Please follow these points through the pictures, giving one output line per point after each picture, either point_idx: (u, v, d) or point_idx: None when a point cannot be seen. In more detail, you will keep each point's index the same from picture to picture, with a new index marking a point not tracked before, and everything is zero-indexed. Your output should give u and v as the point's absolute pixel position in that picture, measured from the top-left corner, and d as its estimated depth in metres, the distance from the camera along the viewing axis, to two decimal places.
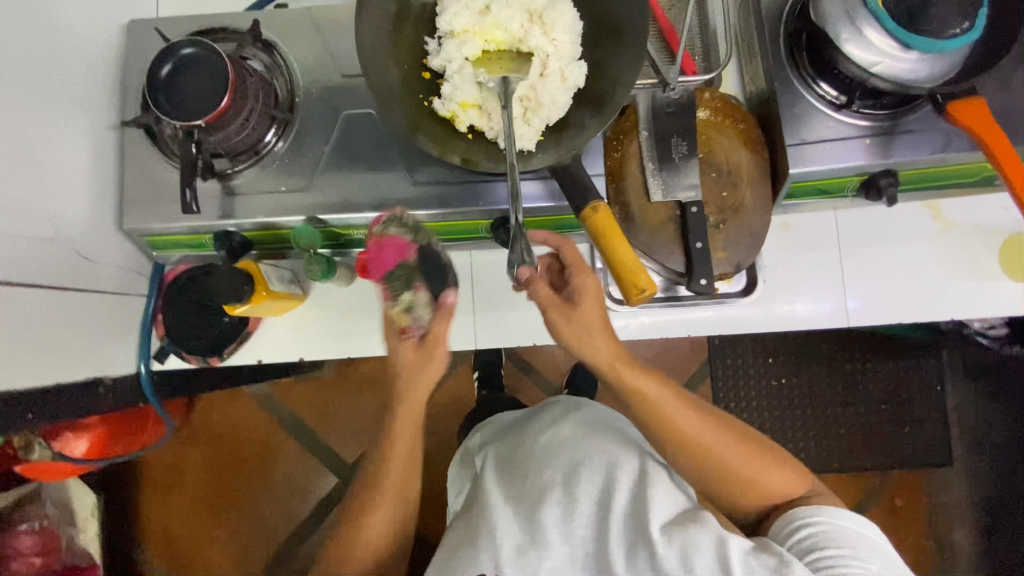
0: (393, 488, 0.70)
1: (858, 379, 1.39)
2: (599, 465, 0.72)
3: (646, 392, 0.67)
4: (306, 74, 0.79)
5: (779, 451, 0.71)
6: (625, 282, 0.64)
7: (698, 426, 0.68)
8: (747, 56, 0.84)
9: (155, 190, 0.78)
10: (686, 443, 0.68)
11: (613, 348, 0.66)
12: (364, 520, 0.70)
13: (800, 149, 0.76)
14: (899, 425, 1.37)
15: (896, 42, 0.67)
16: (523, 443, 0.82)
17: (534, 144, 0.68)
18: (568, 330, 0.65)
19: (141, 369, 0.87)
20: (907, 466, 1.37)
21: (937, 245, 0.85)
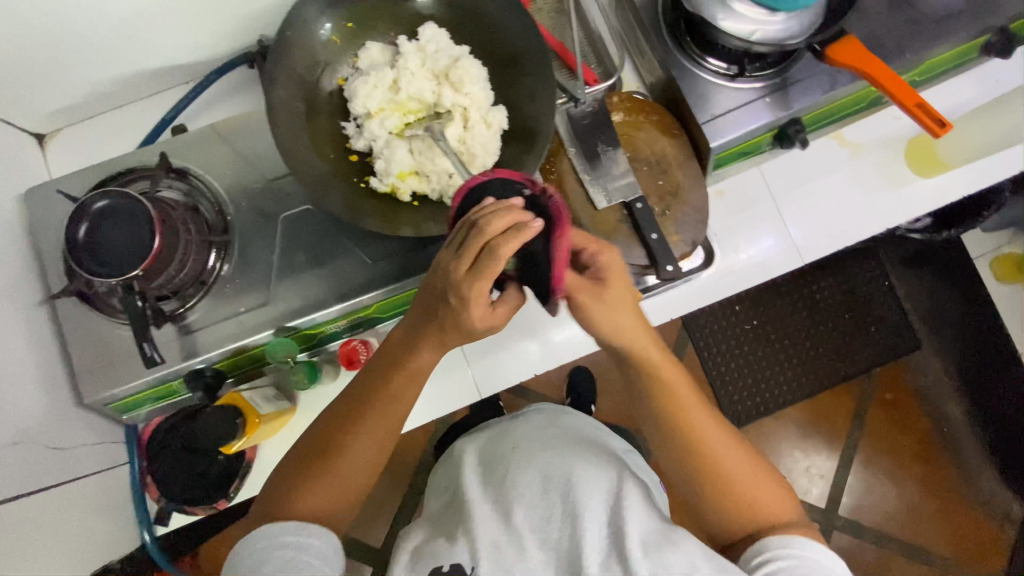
0: (356, 450, 0.61)
1: (820, 299, 1.48)
2: (578, 472, 0.69)
3: (665, 378, 0.64)
4: (230, 189, 0.77)
5: (771, 468, 0.65)
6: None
7: (706, 419, 0.64)
8: (638, 52, 0.90)
9: (107, 353, 0.73)
10: (691, 434, 0.63)
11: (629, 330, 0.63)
12: (312, 492, 0.60)
13: (714, 123, 0.81)
14: (867, 327, 1.47)
15: (764, 9, 0.73)
16: (525, 443, 0.78)
17: None
18: (599, 315, 0.60)
19: (145, 539, 0.81)
20: (887, 361, 1.46)
21: (853, 168, 0.93)
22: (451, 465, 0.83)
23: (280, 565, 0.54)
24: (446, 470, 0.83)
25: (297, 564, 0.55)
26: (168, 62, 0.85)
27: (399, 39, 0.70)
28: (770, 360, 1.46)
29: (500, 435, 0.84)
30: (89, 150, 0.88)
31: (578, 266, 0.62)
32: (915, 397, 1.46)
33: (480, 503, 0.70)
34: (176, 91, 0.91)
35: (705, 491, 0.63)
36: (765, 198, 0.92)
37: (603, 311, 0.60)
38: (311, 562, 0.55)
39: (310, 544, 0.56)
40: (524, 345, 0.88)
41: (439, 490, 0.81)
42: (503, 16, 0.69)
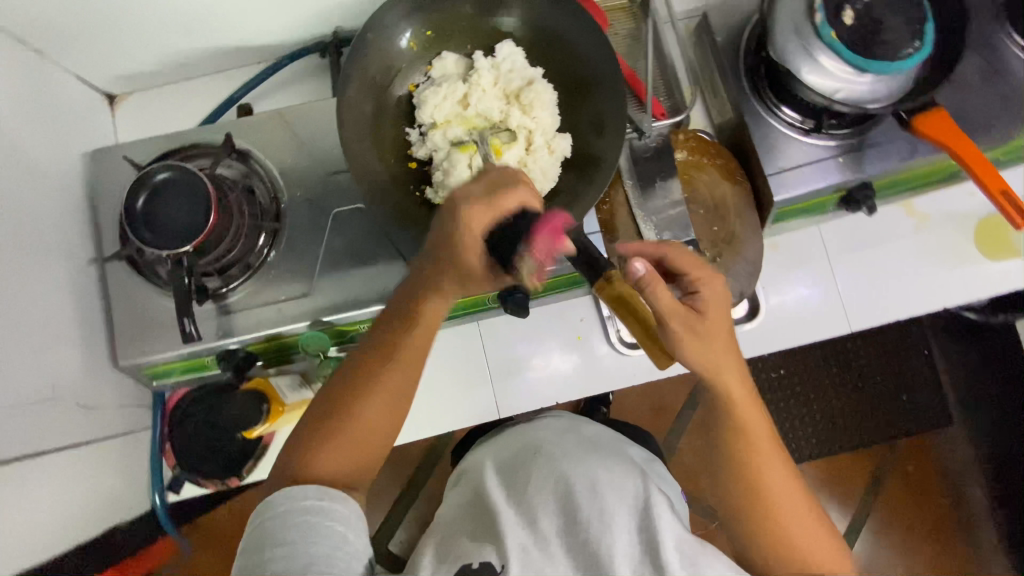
0: (379, 400, 0.59)
1: (853, 358, 1.43)
2: (602, 479, 0.69)
3: (736, 412, 0.61)
4: (286, 175, 0.78)
5: (828, 519, 0.63)
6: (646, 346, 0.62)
7: (765, 447, 0.62)
8: (711, 91, 0.87)
9: (148, 320, 0.75)
10: (746, 459, 0.61)
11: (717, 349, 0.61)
12: (337, 441, 0.58)
13: (780, 177, 0.78)
14: (898, 395, 1.41)
15: (853, 68, 0.70)
16: (554, 446, 0.76)
17: None
18: (694, 344, 0.58)
19: (154, 502, 0.81)
20: (914, 432, 1.40)
21: (916, 240, 0.89)
22: (470, 467, 0.80)
23: (304, 531, 0.52)
24: (466, 471, 0.81)
25: (320, 531, 0.53)
26: (242, 41, 0.86)
27: (475, 53, 0.69)
28: (792, 413, 1.41)
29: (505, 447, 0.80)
30: (155, 117, 0.91)
31: (681, 291, 0.62)
32: (937, 474, 1.40)
33: (506, 504, 0.69)
34: (245, 70, 0.92)
35: (755, 528, 0.60)
36: (818, 258, 0.89)
37: (685, 333, 0.58)
38: (334, 529, 0.53)
39: (332, 509, 0.54)
40: (550, 370, 0.87)
41: (461, 484, 0.80)
42: (584, 44, 0.67)
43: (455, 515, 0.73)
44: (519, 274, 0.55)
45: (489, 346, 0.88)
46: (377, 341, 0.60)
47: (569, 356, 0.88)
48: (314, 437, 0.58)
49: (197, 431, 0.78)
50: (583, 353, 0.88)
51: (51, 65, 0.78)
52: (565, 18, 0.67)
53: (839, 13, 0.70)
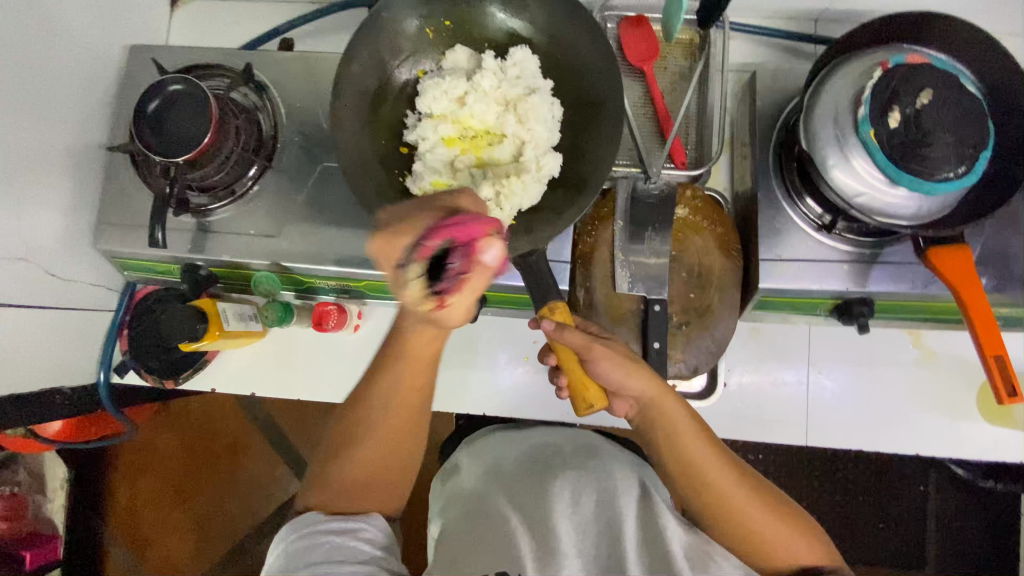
0: (392, 417, 0.67)
1: (836, 468, 1.32)
2: (608, 484, 0.72)
3: (679, 431, 0.66)
4: (293, 119, 0.80)
5: (793, 507, 0.66)
6: (575, 381, 0.66)
7: (719, 464, 0.65)
8: (739, 154, 0.82)
9: (132, 216, 0.79)
10: (695, 475, 0.65)
11: (653, 383, 0.68)
12: (349, 463, 0.66)
13: (773, 265, 0.74)
14: (872, 520, 1.31)
15: (884, 175, 0.64)
16: (535, 452, 0.79)
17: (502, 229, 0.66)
18: (609, 366, 0.66)
19: (98, 379, 0.87)
20: (874, 563, 1.30)
21: (914, 374, 0.82)
22: (453, 483, 0.80)
23: (326, 552, 0.58)
24: (453, 482, 0.80)
25: (343, 550, 0.59)
26: None
27: (485, 52, 0.68)
28: None
29: (500, 462, 0.78)
30: (205, 30, 0.94)
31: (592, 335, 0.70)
32: None
33: (508, 511, 0.70)
34: (298, 7, 0.94)
35: (728, 531, 0.65)
36: (799, 360, 0.83)
37: (620, 368, 0.66)
38: (358, 547, 0.60)
39: (357, 530, 0.61)
40: (487, 382, 0.87)
41: (451, 503, 0.76)
42: (593, 69, 0.67)
43: (452, 520, 0.72)
44: (414, 296, 0.57)
45: None
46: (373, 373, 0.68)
47: (512, 373, 0.86)
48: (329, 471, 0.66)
49: (141, 326, 0.81)
50: (526, 375, 0.86)
51: None
52: (580, 39, 0.67)
53: (886, 112, 0.63)
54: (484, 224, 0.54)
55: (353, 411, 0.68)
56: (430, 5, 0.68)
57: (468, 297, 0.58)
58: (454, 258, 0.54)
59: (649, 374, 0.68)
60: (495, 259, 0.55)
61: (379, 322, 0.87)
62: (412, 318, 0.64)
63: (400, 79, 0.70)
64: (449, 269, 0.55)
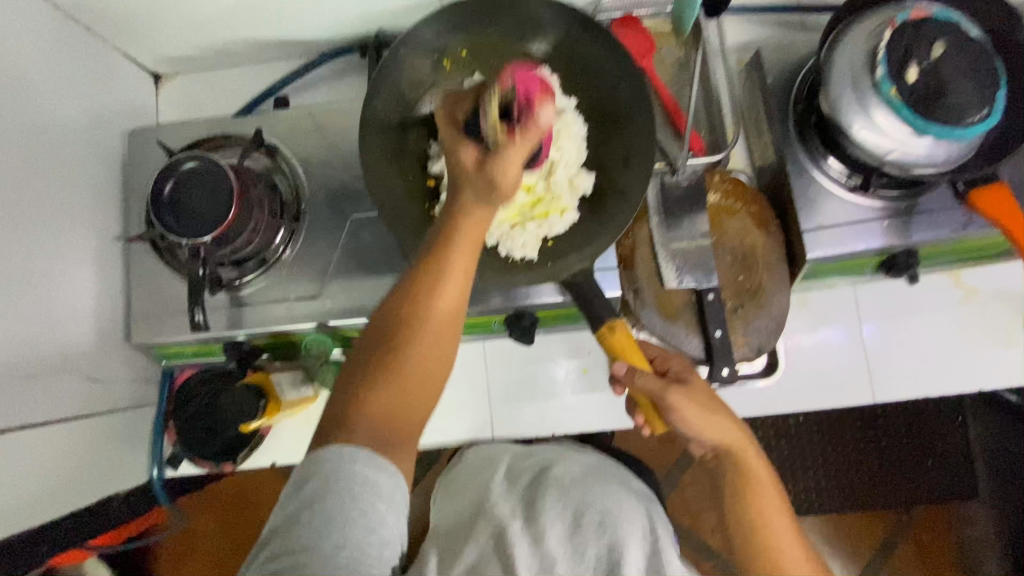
0: (437, 318, 0.52)
1: (878, 415, 1.34)
2: (613, 511, 0.73)
3: (756, 487, 0.59)
4: (311, 175, 0.78)
5: None
6: (648, 413, 0.63)
7: (790, 529, 0.59)
8: (755, 132, 0.83)
9: (161, 303, 0.77)
10: (766, 543, 0.58)
11: (731, 427, 0.61)
12: (405, 369, 0.51)
13: (816, 234, 0.74)
14: (922, 459, 1.33)
15: (911, 129, 0.65)
16: (556, 464, 0.82)
17: (536, 252, 0.67)
18: (682, 408, 0.59)
19: (152, 475, 0.85)
20: (932, 500, 1.33)
21: (961, 313, 0.83)
22: (463, 469, 0.86)
23: (347, 498, 0.47)
24: (461, 478, 0.85)
25: (362, 505, 0.47)
26: (284, 35, 0.86)
27: (508, 80, 0.68)
28: (805, 464, 1.35)
29: (517, 465, 0.83)
30: (196, 100, 0.93)
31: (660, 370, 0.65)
32: (952, 546, 1.32)
33: (512, 518, 0.75)
34: (286, 62, 0.92)
35: None
36: (849, 320, 0.84)
37: (702, 416, 0.59)
38: (374, 507, 0.48)
39: (377, 481, 0.48)
40: (549, 402, 0.85)
41: (457, 492, 0.84)
42: (614, 78, 0.67)
43: (456, 522, 0.80)
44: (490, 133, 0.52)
45: (492, 367, 0.86)
46: (427, 256, 0.52)
47: (573, 388, 0.85)
48: (367, 384, 0.51)
49: (194, 413, 0.79)
50: (587, 386, 0.85)
51: (100, 44, 0.81)
52: (598, 51, 0.67)
53: (903, 68, 0.64)
54: (534, 88, 0.56)
55: (409, 307, 0.51)
56: (440, 40, 0.67)
57: (528, 144, 0.52)
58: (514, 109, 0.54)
59: (732, 423, 0.61)
60: (548, 119, 0.53)
61: None
62: (470, 189, 0.51)
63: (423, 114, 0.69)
64: (511, 120, 0.53)
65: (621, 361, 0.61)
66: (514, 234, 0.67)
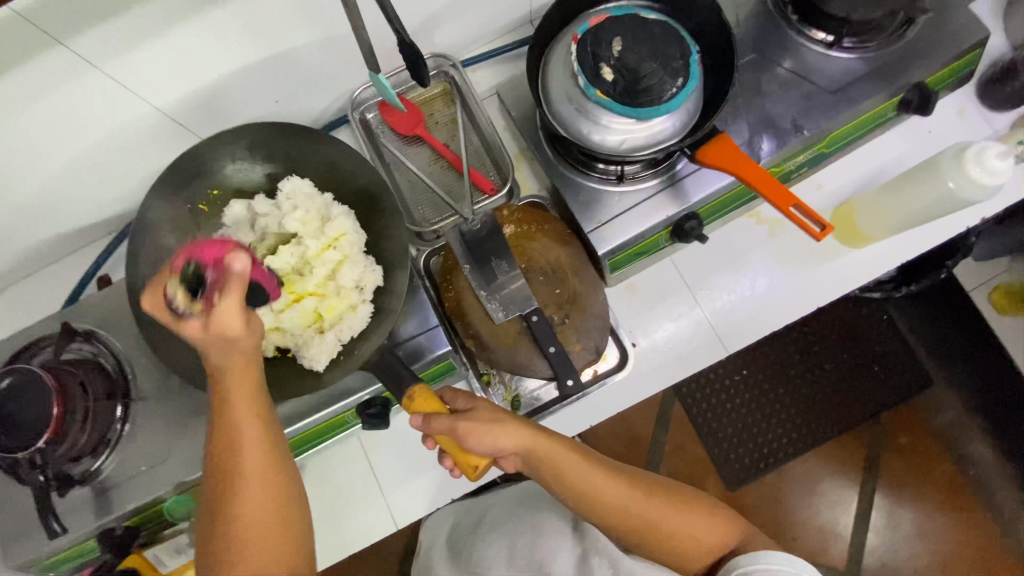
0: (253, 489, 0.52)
1: (811, 341, 1.35)
2: (542, 531, 0.71)
3: (565, 469, 0.62)
4: (133, 345, 0.81)
5: (694, 496, 0.68)
6: (459, 461, 0.61)
7: (616, 485, 0.64)
8: (530, 156, 0.89)
9: (21, 522, 0.76)
10: (599, 506, 0.62)
11: (523, 431, 0.61)
12: (250, 547, 0.51)
13: (599, 232, 0.79)
14: (870, 368, 1.34)
15: (629, 118, 0.72)
16: (491, 509, 0.82)
17: (325, 360, 0.68)
18: (471, 435, 0.59)
19: None
20: (897, 404, 1.33)
21: (776, 245, 0.88)
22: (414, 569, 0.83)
23: None
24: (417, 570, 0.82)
25: None
26: (83, 222, 0.90)
27: (260, 196, 0.74)
28: (766, 416, 1.33)
29: (461, 536, 0.81)
30: (22, 311, 0.95)
31: (454, 407, 0.64)
32: (931, 440, 1.33)
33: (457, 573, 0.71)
34: (100, 242, 0.96)
35: (643, 543, 0.64)
36: (683, 287, 0.87)
37: (490, 432, 0.59)
38: None
39: None
40: (443, 468, 0.86)
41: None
42: (355, 169, 0.73)
43: None
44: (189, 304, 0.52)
45: (375, 457, 0.86)
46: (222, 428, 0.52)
47: None
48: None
49: None
50: None
51: None
52: (331, 149, 0.74)
53: (599, 72, 0.71)
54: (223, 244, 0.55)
55: (223, 492, 0.51)
56: (186, 195, 0.73)
57: (232, 293, 0.50)
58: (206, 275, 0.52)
59: (520, 425, 0.62)
60: (245, 264, 0.51)
61: (314, 474, 0.86)
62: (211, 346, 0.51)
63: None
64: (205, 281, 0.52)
65: (417, 415, 0.61)
66: (306, 340, 0.70)
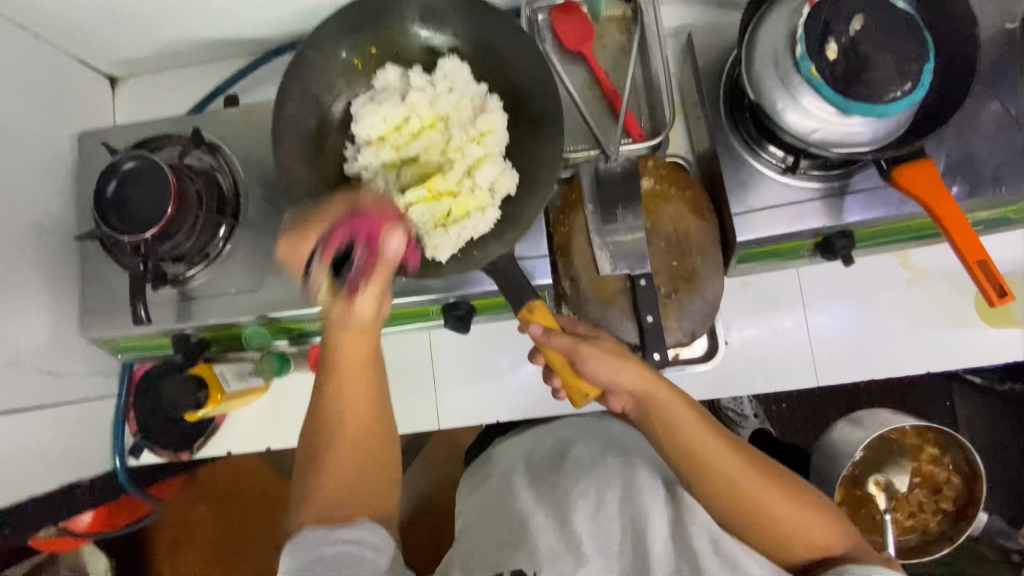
0: (351, 425, 0.61)
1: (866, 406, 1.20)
2: (633, 485, 0.67)
3: (676, 416, 0.62)
4: (251, 172, 0.81)
5: (812, 492, 0.63)
6: (568, 379, 0.65)
7: (726, 450, 0.62)
8: (692, 116, 0.83)
9: (111, 300, 0.80)
10: (703, 463, 0.61)
11: (640, 368, 0.64)
12: (331, 463, 0.60)
13: (746, 217, 0.74)
14: None
15: (833, 108, 0.64)
16: (572, 440, 0.79)
17: (446, 254, 0.67)
18: (589, 355, 0.63)
19: (115, 464, 0.89)
20: None
21: (909, 295, 0.82)
22: (481, 477, 0.81)
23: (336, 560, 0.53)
24: (482, 470, 0.82)
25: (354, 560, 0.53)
26: (231, 34, 0.88)
27: (417, 69, 0.70)
28: None
29: (530, 459, 0.78)
30: (149, 103, 0.95)
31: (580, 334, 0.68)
32: None
33: (534, 498, 0.69)
34: (237, 60, 0.94)
35: (745, 518, 0.61)
36: (796, 302, 0.83)
37: (608, 363, 0.63)
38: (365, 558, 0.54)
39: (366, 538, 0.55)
40: (496, 390, 0.88)
41: (479, 480, 0.80)
42: (525, 67, 0.68)
43: (470, 517, 0.74)
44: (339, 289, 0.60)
45: (437, 357, 0.89)
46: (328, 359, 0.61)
47: (519, 375, 0.88)
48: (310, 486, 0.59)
49: (154, 406, 0.83)
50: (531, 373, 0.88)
51: (50, 48, 0.83)
52: (504, 38, 0.68)
53: (822, 46, 0.63)
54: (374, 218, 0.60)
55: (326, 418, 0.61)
56: (352, 38, 0.70)
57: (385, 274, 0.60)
58: (358, 254, 0.59)
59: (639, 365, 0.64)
60: (399, 245, 0.60)
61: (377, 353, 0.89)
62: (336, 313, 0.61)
63: (328, 114, 0.71)
64: (356, 264, 0.60)
65: (537, 324, 0.64)
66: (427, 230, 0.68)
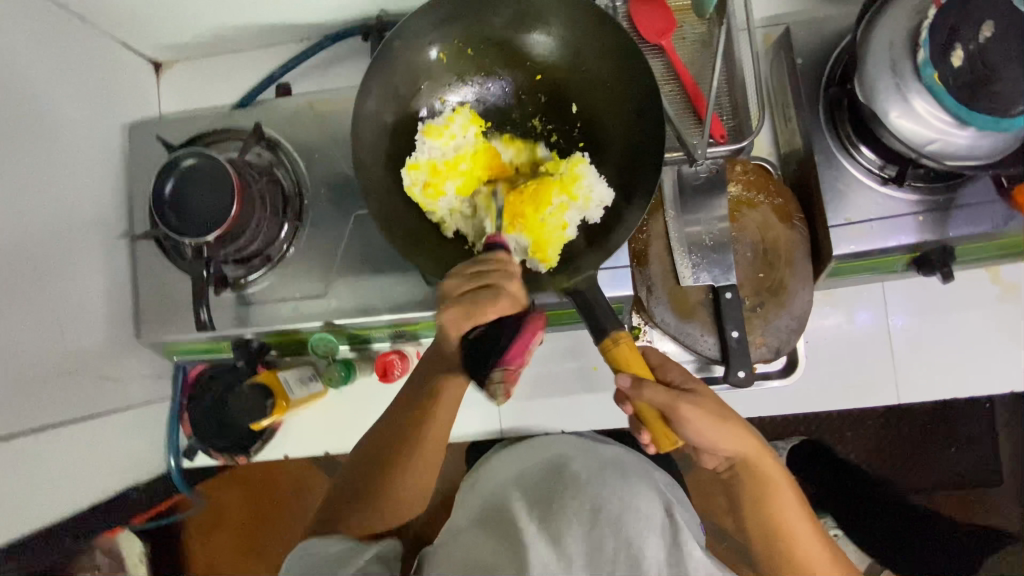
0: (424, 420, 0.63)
1: None
2: (633, 507, 0.67)
3: (776, 495, 0.64)
4: (314, 171, 0.77)
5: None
6: (654, 430, 0.59)
7: (807, 529, 0.65)
8: (781, 119, 0.79)
9: (168, 303, 0.76)
10: (782, 537, 0.64)
11: (754, 442, 0.64)
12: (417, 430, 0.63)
13: (843, 230, 0.70)
14: None
15: (951, 117, 0.59)
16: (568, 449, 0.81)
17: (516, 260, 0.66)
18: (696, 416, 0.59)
19: (170, 464, 0.89)
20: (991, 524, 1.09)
21: (998, 311, 0.78)
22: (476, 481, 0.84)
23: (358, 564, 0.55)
24: (484, 480, 0.81)
25: None
26: (287, 19, 0.83)
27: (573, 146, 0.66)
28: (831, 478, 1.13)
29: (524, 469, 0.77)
30: (195, 90, 0.90)
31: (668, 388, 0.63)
32: None
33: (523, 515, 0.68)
34: (290, 45, 0.89)
35: None
36: (878, 316, 0.80)
37: (711, 425, 0.60)
38: None
39: None
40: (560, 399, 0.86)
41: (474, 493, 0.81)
42: (616, 75, 0.66)
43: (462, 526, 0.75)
44: None
45: None
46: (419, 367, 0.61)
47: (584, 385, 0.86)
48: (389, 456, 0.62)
49: (209, 413, 0.81)
50: (596, 382, 0.88)
51: (96, 33, 0.78)
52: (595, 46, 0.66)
53: (947, 52, 0.58)
54: None
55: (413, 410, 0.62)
56: (438, 32, 0.66)
57: None
58: None
59: (747, 433, 0.63)
60: None
61: None
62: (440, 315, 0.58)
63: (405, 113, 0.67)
64: None
65: (626, 374, 0.58)
66: None
